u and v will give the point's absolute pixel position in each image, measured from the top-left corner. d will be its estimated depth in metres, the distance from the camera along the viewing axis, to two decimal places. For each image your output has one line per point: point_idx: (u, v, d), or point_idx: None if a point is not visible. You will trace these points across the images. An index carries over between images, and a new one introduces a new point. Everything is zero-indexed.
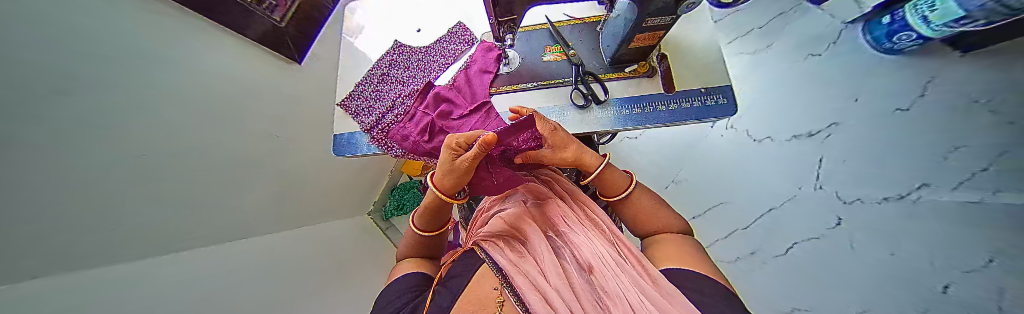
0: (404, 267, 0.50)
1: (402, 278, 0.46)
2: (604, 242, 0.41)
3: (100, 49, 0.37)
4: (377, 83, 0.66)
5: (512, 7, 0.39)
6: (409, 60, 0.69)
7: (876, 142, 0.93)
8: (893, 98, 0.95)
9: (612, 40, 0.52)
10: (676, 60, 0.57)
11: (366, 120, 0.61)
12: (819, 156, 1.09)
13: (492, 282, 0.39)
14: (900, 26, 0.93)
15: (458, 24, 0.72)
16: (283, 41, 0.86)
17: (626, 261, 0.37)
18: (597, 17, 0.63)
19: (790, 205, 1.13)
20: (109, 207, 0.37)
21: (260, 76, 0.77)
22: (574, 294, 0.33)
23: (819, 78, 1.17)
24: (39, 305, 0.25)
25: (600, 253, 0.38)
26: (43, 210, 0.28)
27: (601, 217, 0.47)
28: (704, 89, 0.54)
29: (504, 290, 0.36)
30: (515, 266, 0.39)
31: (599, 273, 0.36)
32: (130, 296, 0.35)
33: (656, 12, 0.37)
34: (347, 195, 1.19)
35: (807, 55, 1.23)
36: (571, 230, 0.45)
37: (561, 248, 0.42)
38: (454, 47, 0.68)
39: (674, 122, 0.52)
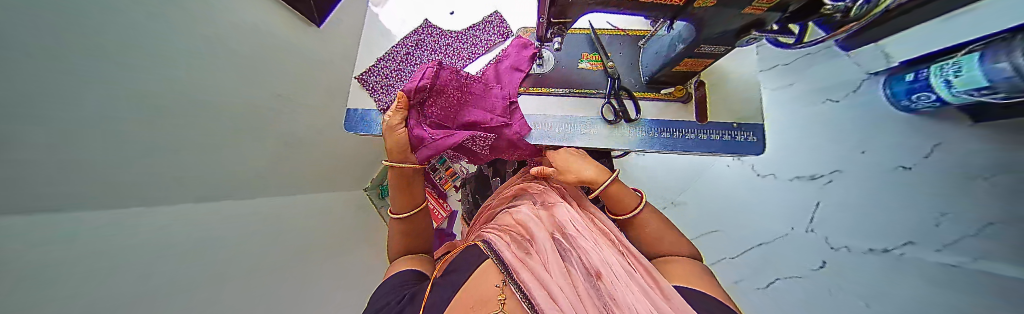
0: (403, 262, 0.49)
1: (398, 274, 0.45)
2: (613, 251, 0.40)
3: (104, 17, 0.33)
4: (399, 63, 0.65)
5: (565, 11, 0.37)
6: (436, 44, 0.68)
7: (875, 195, 0.96)
8: (900, 154, 0.97)
9: (653, 59, 0.52)
10: (715, 89, 0.56)
11: (384, 100, 0.60)
12: (816, 201, 1.11)
13: (493, 280, 0.37)
14: (922, 86, 0.92)
15: (494, 13, 0.70)
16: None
17: (637, 274, 0.36)
18: (641, 32, 0.61)
19: (780, 242, 1.14)
20: (109, 158, 0.35)
21: (279, 32, 0.76)
22: (579, 298, 0.33)
23: (831, 124, 1.17)
24: (54, 298, 0.24)
25: (609, 260, 0.38)
26: (39, 161, 0.27)
27: (611, 228, 0.47)
28: (736, 124, 0.54)
29: (508, 283, 0.35)
30: (520, 261, 0.39)
31: (606, 281, 0.35)
32: (143, 278, 0.35)
33: (712, 40, 0.37)
34: (353, 167, 1.18)
35: (824, 100, 1.22)
36: (579, 234, 0.44)
37: (568, 251, 0.41)
38: (488, 37, 0.68)
39: (698, 152, 0.53)
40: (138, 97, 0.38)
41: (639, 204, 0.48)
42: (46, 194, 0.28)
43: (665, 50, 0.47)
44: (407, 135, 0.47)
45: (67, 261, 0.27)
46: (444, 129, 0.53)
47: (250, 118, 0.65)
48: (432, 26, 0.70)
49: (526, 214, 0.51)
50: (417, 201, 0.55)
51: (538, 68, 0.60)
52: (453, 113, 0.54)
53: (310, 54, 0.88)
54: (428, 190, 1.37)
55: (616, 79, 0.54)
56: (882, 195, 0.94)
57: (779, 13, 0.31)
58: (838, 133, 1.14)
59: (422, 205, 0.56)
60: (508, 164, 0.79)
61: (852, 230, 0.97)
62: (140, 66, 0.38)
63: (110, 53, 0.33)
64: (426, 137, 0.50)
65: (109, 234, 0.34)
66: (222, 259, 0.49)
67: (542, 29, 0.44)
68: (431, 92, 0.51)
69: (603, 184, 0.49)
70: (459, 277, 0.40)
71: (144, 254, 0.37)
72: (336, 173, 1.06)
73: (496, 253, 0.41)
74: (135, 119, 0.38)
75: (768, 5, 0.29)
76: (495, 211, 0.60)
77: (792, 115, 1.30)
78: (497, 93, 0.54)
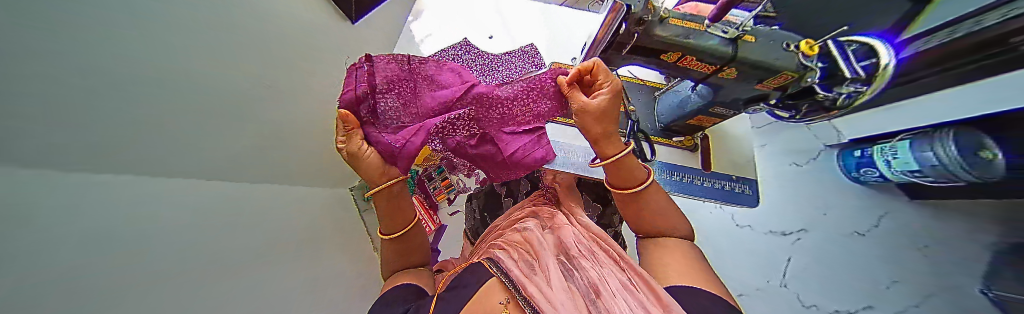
0: (404, 276, 0.47)
1: (397, 289, 0.42)
2: (614, 269, 0.38)
3: None
4: None
5: (610, 57, 0.43)
6: (472, 61, 0.70)
7: (847, 258, 1.06)
8: (855, 219, 1.10)
9: (670, 110, 0.58)
10: (716, 145, 0.64)
11: None
12: (789, 256, 1.16)
13: (499, 296, 0.35)
14: (867, 162, 1.04)
15: (529, 45, 0.77)
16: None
17: (636, 288, 0.32)
18: (659, 84, 0.68)
19: (759, 294, 1.15)
20: (100, 136, 0.31)
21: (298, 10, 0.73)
22: (575, 309, 0.30)
23: (801, 187, 1.25)
24: (37, 303, 0.20)
25: (610, 276, 0.35)
26: (21, 138, 0.21)
27: (613, 245, 0.45)
28: (734, 176, 0.60)
29: (512, 299, 0.33)
30: (523, 276, 0.36)
31: (602, 294, 0.32)
32: (123, 280, 0.30)
33: (728, 103, 0.47)
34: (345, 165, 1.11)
35: (791, 163, 1.32)
36: (583, 255, 0.43)
37: (571, 269, 0.39)
38: (523, 66, 0.73)
39: (707, 198, 0.57)
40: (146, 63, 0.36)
41: (650, 180, 0.46)
42: (56, 151, 0.26)
43: (682, 105, 0.54)
44: (377, 154, 0.46)
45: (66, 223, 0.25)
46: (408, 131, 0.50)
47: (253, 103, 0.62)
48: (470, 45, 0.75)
49: (534, 234, 0.51)
50: (405, 221, 0.51)
51: None
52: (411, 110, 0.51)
53: (338, 50, 0.89)
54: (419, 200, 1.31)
55: (636, 122, 0.60)
56: (847, 259, 1.06)
57: (778, 93, 0.43)
58: (807, 194, 1.23)
59: (414, 221, 0.53)
60: (522, 185, 0.82)
61: (819, 291, 1.06)
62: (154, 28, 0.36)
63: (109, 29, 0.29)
64: (394, 148, 0.48)
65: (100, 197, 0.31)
66: (205, 262, 0.43)
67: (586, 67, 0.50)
68: (376, 95, 0.46)
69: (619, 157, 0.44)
70: (466, 290, 0.38)
71: (122, 248, 0.31)
72: (329, 169, 0.99)
73: (502, 268, 0.39)
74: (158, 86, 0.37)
75: (774, 85, 0.40)
76: (503, 231, 0.59)
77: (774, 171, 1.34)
78: (443, 71, 0.54)
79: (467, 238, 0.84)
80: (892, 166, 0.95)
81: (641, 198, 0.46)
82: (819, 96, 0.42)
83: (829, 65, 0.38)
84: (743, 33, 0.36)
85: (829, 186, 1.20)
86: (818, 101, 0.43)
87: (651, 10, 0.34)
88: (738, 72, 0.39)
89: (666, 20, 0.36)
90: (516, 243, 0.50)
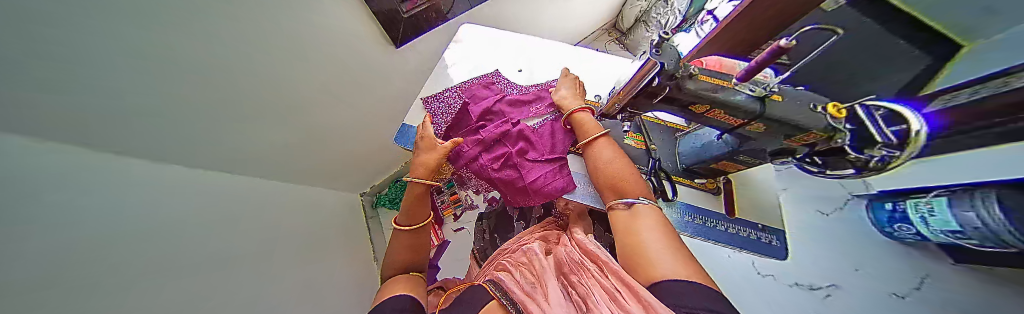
0: (400, 287, 0.46)
1: (396, 296, 0.43)
2: (601, 278, 0.38)
3: None
4: (467, 98, 0.78)
5: (634, 103, 0.48)
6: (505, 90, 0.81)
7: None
8: (888, 281, 0.99)
9: (693, 153, 0.58)
10: (741, 189, 0.63)
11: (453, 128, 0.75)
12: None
13: None
14: (902, 217, 0.96)
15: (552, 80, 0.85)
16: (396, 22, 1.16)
17: (617, 289, 0.32)
18: (680, 126, 0.68)
19: None
20: None
21: None
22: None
23: (822, 238, 1.19)
24: None
25: (599, 288, 0.34)
26: None
27: (600, 251, 0.45)
28: (761, 225, 0.60)
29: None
30: (524, 297, 0.37)
31: (590, 304, 0.32)
32: None
33: (749, 152, 0.48)
34: None
35: (817, 211, 1.29)
36: (577, 272, 0.43)
37: (571, 291, 0.39)
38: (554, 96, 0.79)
39: (729, 245, 0.56)
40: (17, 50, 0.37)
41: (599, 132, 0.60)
42: None
43: (703, 149, 0.55)
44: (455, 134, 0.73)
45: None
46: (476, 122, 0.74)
47: (167, 90, 0.65)
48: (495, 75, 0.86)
49: (536, 254, 0.51)
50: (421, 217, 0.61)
51: None
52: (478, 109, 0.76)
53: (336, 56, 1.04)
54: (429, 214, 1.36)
55: (658, 161, 0.62)
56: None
57: (807, 148, 0.41)
58: (838, 248, 1.14)
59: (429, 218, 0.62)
60: (535, 209, 0.80)
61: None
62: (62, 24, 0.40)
63: None
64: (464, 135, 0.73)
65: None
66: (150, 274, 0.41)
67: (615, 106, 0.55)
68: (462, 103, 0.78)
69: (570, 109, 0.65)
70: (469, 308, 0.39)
71: None
72: None
73: (503, 292, 0.39)
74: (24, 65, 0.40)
75: (806, 140, 0.39)
76: (510, 251, 0.60)
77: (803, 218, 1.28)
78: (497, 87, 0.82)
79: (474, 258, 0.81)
80: (927, 222, 0.88)
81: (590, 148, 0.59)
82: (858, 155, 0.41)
83: (858, 129, 0.37)
84: (771, 93, 0.36)
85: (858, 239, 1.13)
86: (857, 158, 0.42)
87: (683, 67, 0.36)
88: (766, 127, 0.39)
89: (697, 75, 0.37)
90: (520, 266, 0.50)
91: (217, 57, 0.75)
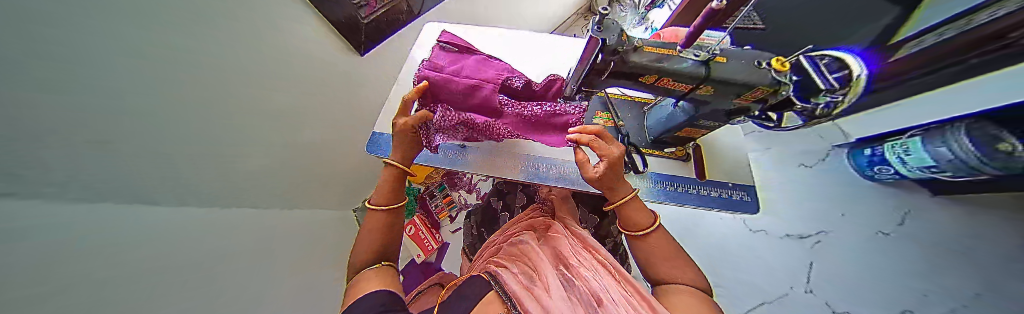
0: (374, 281, 0.41)
1: (367, 294, 0.37)
2: (611, 278, 0.38)
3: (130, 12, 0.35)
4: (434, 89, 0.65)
5: (592, 83, 0.47)
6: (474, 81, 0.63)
7: (858, 254, 0.95)
8: (876, 219, 0.97)
9: (656, 122, 0.60)
10: (708, 151, 0.65)
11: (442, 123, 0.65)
12: (809, 261, 1.05)
13: (497, 308, 0.34)
14: (879, 159, 0.97)
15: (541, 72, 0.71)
16: (357, 30, 0.99)
17: (633, 299, 0.33)
18: (647, 99, 0.69)
19: (779, 304, 1.04)
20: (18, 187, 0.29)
21: None
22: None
23: (807, 190, 1.17)
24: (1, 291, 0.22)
25: (607, 288, 0.35)
26: None
27: (608, 256, 0.47)
28: (730, 183, 0.62)
29: (510, 312, 0.32)
30: (528, 295, 0.36)
31: (601, 302, 0.33)
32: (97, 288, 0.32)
33: (706, 116, 0.48)
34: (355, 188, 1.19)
35: (801, 164, 1.24)
36: (580, 263, 0.44)
37: (573, 282, 0.40)
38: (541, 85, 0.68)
39: (703, 207, 0.58)
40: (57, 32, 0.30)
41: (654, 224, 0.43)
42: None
43: (667, 117, 0.56)
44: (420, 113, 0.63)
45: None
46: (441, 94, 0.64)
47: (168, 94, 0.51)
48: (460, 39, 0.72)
49: (533, 247, 0.52)
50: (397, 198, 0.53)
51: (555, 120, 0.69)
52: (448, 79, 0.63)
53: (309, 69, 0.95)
54: (422, 218, 1.33)
55: (626, 136, 0.62)
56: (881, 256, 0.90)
57: (760, 104, 0.42)
58: (835, 194, 1.09)
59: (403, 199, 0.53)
60: (518, 199, 0.83)
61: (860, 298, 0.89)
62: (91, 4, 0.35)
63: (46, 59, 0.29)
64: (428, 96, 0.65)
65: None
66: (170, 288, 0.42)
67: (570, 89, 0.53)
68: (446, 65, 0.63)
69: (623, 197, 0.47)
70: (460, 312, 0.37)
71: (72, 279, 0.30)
72: None
73: (501, 285, 0.39)
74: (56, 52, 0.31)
75: (751, 99, 0.40)
76: (500, 244, 0.61)
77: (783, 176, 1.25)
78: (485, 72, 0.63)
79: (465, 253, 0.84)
80: (907, 161, 0.88)
81: (644, 238, 0.43)
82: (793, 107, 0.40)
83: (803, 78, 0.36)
84: (713, 55, 0.37)
85: (841, 189, 1.10)
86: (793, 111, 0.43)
87: (622, 40, 0.37)
88: (713, 89, 0.39)
89: (640, 47, 0.38)
90: (514, 261, 0.50)
91: (214, 55, 0.60)
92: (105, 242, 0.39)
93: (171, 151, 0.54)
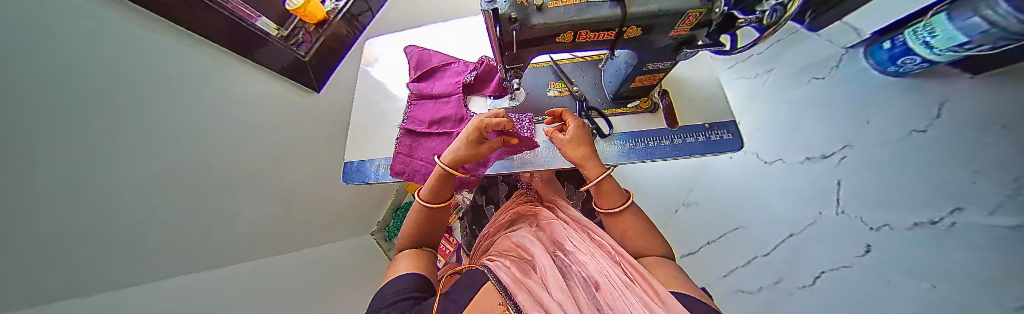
0: (403, 266, 0.43)
1: (399, 277, 0.40)
2: (610, 261, 0.36)
3: (59, 85, 0.36)
4: (412, 103, 0.69)
5: (519, 56, 0.46)
6: (448, 92, 0.67)
7: (892, 154, 0.71)
8: (902, 124, 0.72)
9: (613, 78, 0.59)
10: (676, 95, 0.64)
11: (404, 137, 0.65)
12: (837, 180, 0.85)
13: (497, 299, 0.30)
14: (901, 50, 0.78)
15: (484, 58, 0.70)
16: (304, 71, 0.93)
17: (634, 283, 0.30)
18: (598, 56, 0.69)
19: (813, 231, 0.88)
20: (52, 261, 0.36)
21: (271, 94, 0.84)
22: (573, 302, 0.27)
23: (825, 106, 0.98)
24: None
25: (605, 269, 0.34)
26: None
27: (602, 235, 0.45)
28: (707, 124, 0.59)
29: (504, 300, 0.29)
30: (520, 283, 0.33)
31: (599, 286, 0.31)
32: None
33: (654, 58, 0.45)
34: (342, 218, 1.27)
35: (811, 79, 1.07)
36: (577, 249, 0.42)
37: (568, 268, 0.37)
38: (482, 74, 0.68)
39: (679, 156, 0.56)
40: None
41: (627, 200, 0.48)
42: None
43: (619, 70, 0.55)
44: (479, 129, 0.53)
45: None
46: (420, 108, 0.67)
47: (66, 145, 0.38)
48: (424, 49, 0.76)
49: (526, 237, 0.49)
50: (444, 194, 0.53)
51: (511, 101, 0.67)
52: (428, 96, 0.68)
53: (301, 115, 0.96)
54: None
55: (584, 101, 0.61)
56: (902, 152, 0.68)
57: (703, 29, 0.37)
58: (835, 100, 0.95)
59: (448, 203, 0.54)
60: (500, 189, 0.88)
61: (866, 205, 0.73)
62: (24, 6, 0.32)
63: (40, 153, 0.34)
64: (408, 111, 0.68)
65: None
66: None
67: (503, 73, 0.54)
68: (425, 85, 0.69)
69: (596, 178, 0.49)
70: (456, 293, 0.34)
71: None
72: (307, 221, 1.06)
73: (494, 274, 0.36)
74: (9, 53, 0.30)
75: (688, 26, 0.36)
76: (494, 239, 0.59)
77: (774, 107, 1.19)
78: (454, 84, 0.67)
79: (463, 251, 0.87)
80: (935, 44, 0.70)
81: (614, 217, 0.49)
82: (740, 21, 0.35)
83: None
84: None
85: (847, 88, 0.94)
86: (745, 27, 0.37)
87: (520, 6, 0.35)
88: (642, 29, 0.36)
89: (545, 6, 0.35)
90: (510, 251, 0.48)
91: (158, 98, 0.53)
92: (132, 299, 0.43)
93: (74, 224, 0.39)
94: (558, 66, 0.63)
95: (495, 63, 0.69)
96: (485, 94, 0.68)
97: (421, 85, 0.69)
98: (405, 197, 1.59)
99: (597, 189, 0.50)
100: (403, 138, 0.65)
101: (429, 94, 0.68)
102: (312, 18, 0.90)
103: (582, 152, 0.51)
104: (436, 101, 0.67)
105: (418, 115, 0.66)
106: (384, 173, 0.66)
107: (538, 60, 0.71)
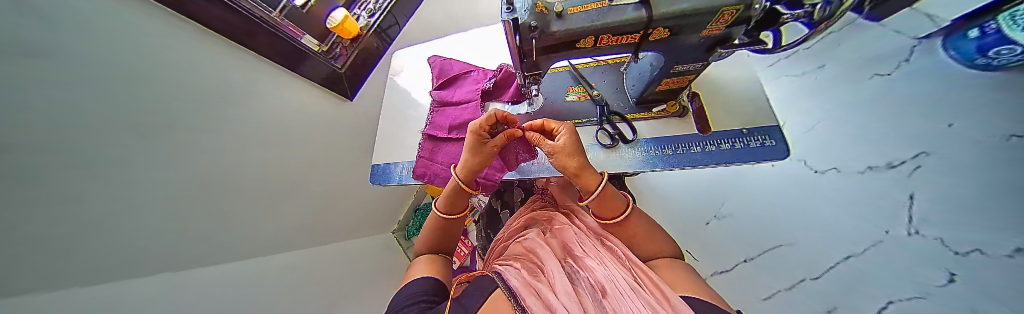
0: (419, 270, 0.45)
1: (415, 281, 0.41)
2: (619, 267, 0.34)
3: (96, 91, 0.40)
4: (434, 110, 0.72)
5: (537, 64, 0.46)
6: (468, 98, 0.69)
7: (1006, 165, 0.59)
8: None
9: (637, 82, 0.57)
10: (707, 97, 0.59)
11: (423, 143, 0.67)
12: (910, 193, 0.75)
13: (505, 306, 0.29)
14: (993, 40, 0.65)
15: (502, 64, 0.71)
16: (340, 81, 1.02)
17: (644, 290, 0.29)
18: (620, 59, 0.67)
19: (877, 253, 0.78)
20: (100, 251, 0.41)
21: (304, 102, 0.92)
22: (581, 309, 0.27)
23: (859, 107, 0.94)
24: None
25: (613, 276, 0.32)
26: (19, 243, 0.31)
27: (614, 241, 0.43)
28: (745, 129, 0.54)
29: (511, 304, 0.29)
30: (529, 286, 0.33)
31: (608, 294, 0.29)
32: None
33: (681, 61, 0.43)
34: (367, 216, 1.34)
35: (872, 76, 0.94)
36: (586, 255, 0.40)
37: (577, 275, 0.36)
38: (500, 80, 0.70)
39: (713, 164, 0.52)
40: (71, 58, 0.37)
41: (629, 207, 0.46)
42: (18, 241, 0.31)
43: (644, 74, 0.53)
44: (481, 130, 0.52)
45: (12, 205, 0.30)
46: (440, 115, 0.70)
47: (107, 143, 0.42)
48: (445, 58, 0.80)
49: (535, 241, 0.49)
50: (461, 204, 0.56)
51: (529, 107, 0.67)
52: (448, 103, 0.71)
53: (326, 120, 1.03)
54: None
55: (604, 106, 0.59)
56: None
57: (742, 27, 0.34)
58: (921, 105, 0.80)
59: (466, 211, 0.57)
60: (516, 194, 0.88)
61: None
62: (90, 40, 0.39)
63: (83, 154, 0.38)
64: (429, 118, 0.71)
65: (38, 203, 0.33)
66: None
67: (520, 80, 0.54)
68: (445, 93, 0.72)
69: (596, 189, 0.44)
70: (468, 300, 0.33)
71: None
72: (334, 219, 1.14)
73: (502, 278, 0.36)
74: (86, 81, 0.39)
75: (723, 24, 0.34)
76: (506, 246, 0.59)
77: (822, 108, 1.04)
78: (473, 90, 0.70)
79: (477, 253, 0.87)
80: None
81: (620, 226, 0.45)
82: (784, 16, 0.32)
83: None
84: None
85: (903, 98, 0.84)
86: (790, 22, 0.34)
87: (541, 15, 0.36)
88: (668, 31, 0.35)
89: (565, 13, 0.35)
90: (521, 254, 0.48)
91: (191, 105, 0.58)
92: (159, 288, 0.47)
93: (115, 214, 0.43)
94: (576, 72, 0.62)
95: (513, 69, 0.70)
96: (503, 100, 0.69)
97: (441, 93, 0.72)
98: (424, 198, 1.63)
99: (603, 195, 0.45)
100: (423, 145, 0.67)
101: (449, 102, 0.70)
102: (347, 34, 0.97)
103: (578, 164, 0.44)
104: (455, 107, 0.69)
105: (438, 122, 0.68)
106: (406, 175, 0.70)
107: (558, 65, 0.71)
